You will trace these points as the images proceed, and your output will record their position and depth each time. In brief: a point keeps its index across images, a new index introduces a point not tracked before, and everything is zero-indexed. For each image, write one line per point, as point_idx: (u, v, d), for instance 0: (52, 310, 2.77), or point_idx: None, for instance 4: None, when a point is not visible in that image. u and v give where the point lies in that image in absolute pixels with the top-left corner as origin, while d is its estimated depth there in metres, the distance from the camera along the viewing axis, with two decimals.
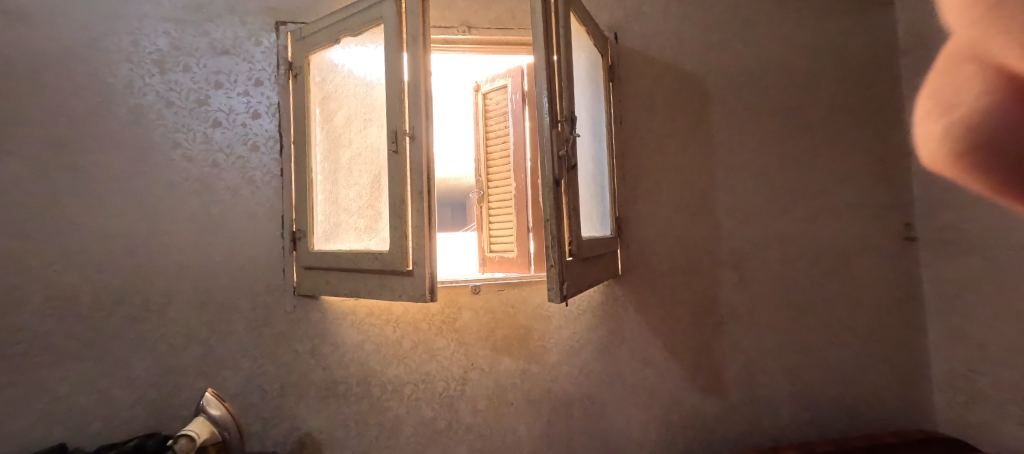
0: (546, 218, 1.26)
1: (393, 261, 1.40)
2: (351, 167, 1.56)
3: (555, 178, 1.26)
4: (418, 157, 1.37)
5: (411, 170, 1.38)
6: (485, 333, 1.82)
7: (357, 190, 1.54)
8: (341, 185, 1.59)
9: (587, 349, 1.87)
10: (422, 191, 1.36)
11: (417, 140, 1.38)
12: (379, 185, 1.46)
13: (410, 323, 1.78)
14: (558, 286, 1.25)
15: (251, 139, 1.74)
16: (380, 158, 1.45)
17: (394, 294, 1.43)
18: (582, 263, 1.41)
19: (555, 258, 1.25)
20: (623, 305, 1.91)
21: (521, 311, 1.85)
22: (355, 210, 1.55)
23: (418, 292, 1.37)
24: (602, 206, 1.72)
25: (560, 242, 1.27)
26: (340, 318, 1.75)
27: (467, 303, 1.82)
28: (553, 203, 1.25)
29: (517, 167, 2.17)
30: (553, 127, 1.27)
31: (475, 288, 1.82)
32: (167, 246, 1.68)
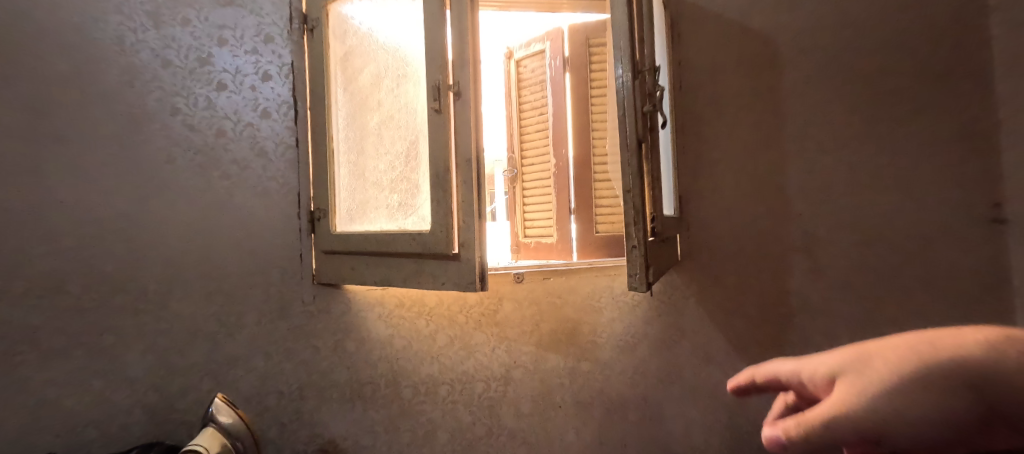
0: (628, 190, 1.04)
1: (436, 243, 1.17)
2: (381, 134, 1.32)
3: (640, 140, 1.03)
4: (465, 118, 1.14)
5: (456, 134, 1.16)
6: (529, 327, 1.60)
7: (389, 160, 1.31)
8: (370, 157, 1.36)
9: (642, 345, 1.66)
10: (469, 158, 1.14)
11: (463, 98, 1.15)
12: (417, 155, 1.23)
13: (445, 316, 1.56)
14: (643, 272, 1.03)
15: (261, 105, 1.51)
16: (418, 122, 1.22)
17: (435, 283, 1.21)
18: (659, 247, 1.19)
19: (638, 238, 1.03)
20: (682, 296, 1.68)
21: (569, 302, 1.63)
22: (387, 186, 1.32)
23: (465, 282, 1.15)
24: (666, 184, 1.49)
25: (644, 219, 1.05)
26: (366, 310, 1.53)
27: (509, 293, 1.60)
28: (636, 171, 1.03)
29: (557, 141, 1.95)
30: (634, 78, 1.03)
31: (517, 277, 1.57)
32: (167, 227, 1.46)
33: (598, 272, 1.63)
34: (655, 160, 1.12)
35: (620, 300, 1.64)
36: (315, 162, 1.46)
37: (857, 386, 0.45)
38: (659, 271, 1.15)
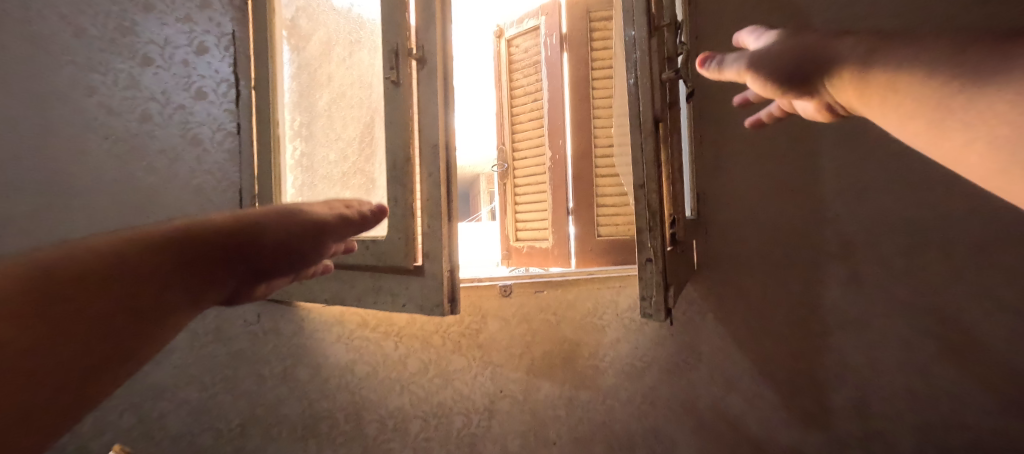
0: (641, 185, 0.79)
1: (395, 254, 0.93)
2: (333, 116, 1.10)
3: (657, 119, 0.79)
4: (429, 93, 0.89)
5: (419, 113, 0.91)
6: (518, 349, 1.35)
7: (341, 147, 1.08)
8: (321, 146, 1.13)
9: (652, 370, 1.40)
10: (435, 144, 0.89)
11: (428, 66, 0.90)
12: (375, 140, 1.00)
13: (418, 337, 1.31)
14: (661, 294, 0.78)
15: (194, 83, 1.25)
16: (375, 99, 1.00)
17: (393, 304, 0.96)
18: (677, 259, 0.94)
19: (655, 250, 0.78)
20: (700, 313, 1.42)
21: (566, 320, 1.38)
22: (339, 181, 1.09)
23: (429, 305, 0.90)
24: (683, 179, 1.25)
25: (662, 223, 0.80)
26: (322, 331, 1.28)
27: (494, 309, 1.35)
28: (653, 159, 0.78)
29: (553, 132, 1.70)
30: (651, 38, 0.78)
31: (504, 290, 1.35)
32: (75, 231, 1.18)
33: (598, 283, 1.39)
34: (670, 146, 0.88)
35: (627, 318, 1.38)
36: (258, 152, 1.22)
37: (797, 44, 0.58)
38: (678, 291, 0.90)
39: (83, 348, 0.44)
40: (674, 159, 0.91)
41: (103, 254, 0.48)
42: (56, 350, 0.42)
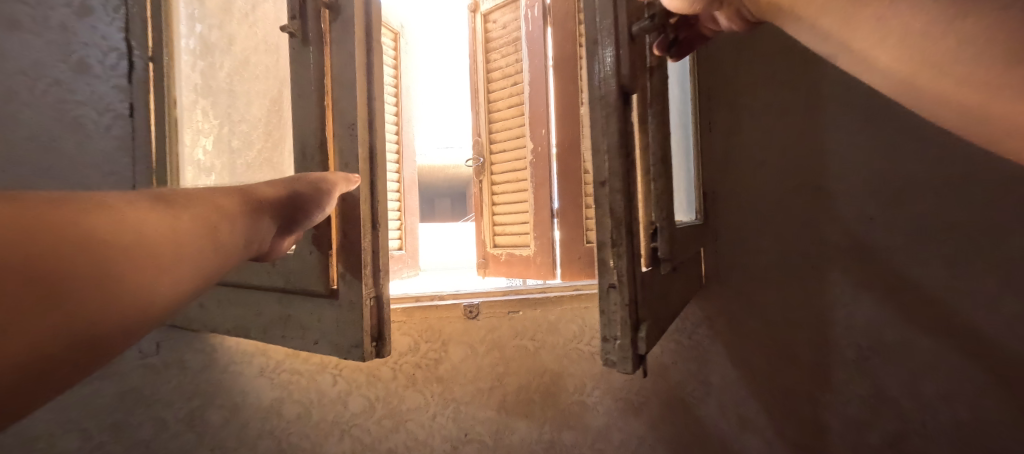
0: (602, 182, 0.61)
1: (303, 274, 0.73)
2: (236, 91, 0.91)
3: (624, 95, 0.61)
4: (343, 54, 0.68)
5: (332, 80, 0.70)
6: (487, 384, 1.10)
7: (244, 131, 0.90)
8: (221, 129, 0.93)
9: (650, 405, 1.16)
10: (352, 122, 0.68)
11: (344, 19, 0.69)
12: (279, 123, 0.81)
13: (361, 369, 1.06)
14: (630, 335, 0.60)
15: (76, 54, 0.99)
16: (280, 72, 0.80)
17: (303, 342, 0.74)
18: (663, 279, 0.75)
19: (623, 268, 0.60)
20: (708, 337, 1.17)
21: (547, 347, 1.13)
22: (239, 170, 0.89)
23: (344, 349, 0.69)
24: (681, 174, 1.04)
25: (634, 236, 0.62)
26: (240, 363, 1.03)
27: (457, 334, 1.10)
28: (619, 148, 0.59)
29: (533, 119, 1.46)
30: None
31: (470, 312, 1.11)
32: None
33: (586, 303, 1.14)
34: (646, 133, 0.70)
35: None
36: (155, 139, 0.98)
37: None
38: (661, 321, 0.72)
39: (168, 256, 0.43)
40: (651, 150, 0.73)
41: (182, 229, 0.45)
42: (108, 276, 0.37)
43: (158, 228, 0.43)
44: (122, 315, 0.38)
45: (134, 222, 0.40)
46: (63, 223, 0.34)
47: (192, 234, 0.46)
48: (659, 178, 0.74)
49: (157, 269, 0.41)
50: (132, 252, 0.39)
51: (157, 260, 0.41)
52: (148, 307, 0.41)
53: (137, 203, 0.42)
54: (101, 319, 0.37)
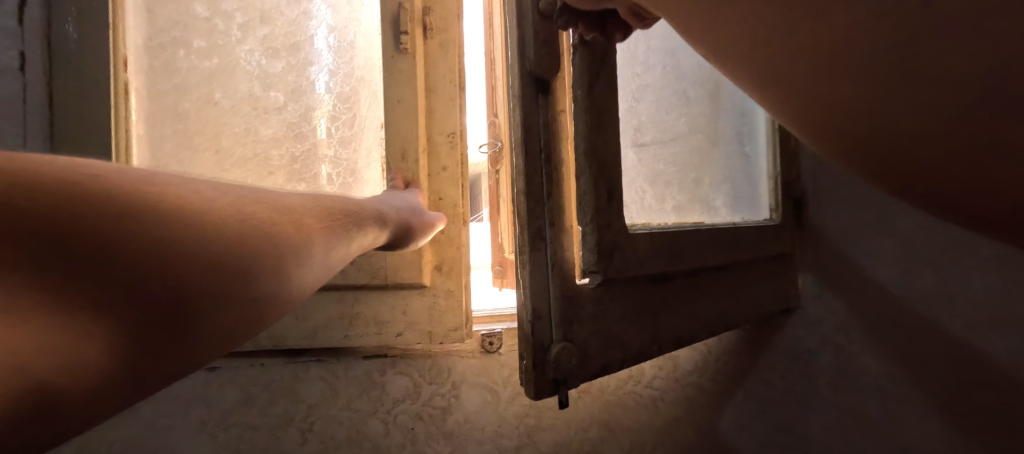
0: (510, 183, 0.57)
1: (394, 268, 0.69)
2: (268, 74, 0.74)
3: (534, 79, 0.55)
4: (445, 70, 0.76)
5: (427, 91, 0.75)
6: (513, 440, 0.81)
7: (280, 122, 0.75)
8: (245, 110, 0.73)
9: None
10: (452, 132, 0.76)
11: (445, 38, 0.77)
12: (355, 118, 0.77)
13: (339, 422, 0.77)
14: (533, 355, 0.53)
15: None
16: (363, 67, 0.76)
17: (381, 336, 0.71)
18: (628, 297, 0.61)
19: (527, 279, 0.54)
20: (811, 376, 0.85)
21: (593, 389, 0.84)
22: (288, 164, 0.75)
23: (443, 330, 0.72)
24: (731, 157, 0.90)
25: (548, 242, 0.56)
26: (171, 415, 0.73)
27: (473, 375, 0.80)
28: (523, 144, 0.54)
29: None
30: None
31: (490, 344, 0.80)
32: None
33: None
34: (593, 117, 0.59)
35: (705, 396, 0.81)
36: (66, 103, 0.66)
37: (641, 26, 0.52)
38: (616, 346, 0.59)
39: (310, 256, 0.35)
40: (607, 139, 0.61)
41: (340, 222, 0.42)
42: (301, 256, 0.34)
43: (263, 216, 0.32)
44: (231, 309, 0.28)
45: (230, 205, 0.31)
46: (134, 199, 0.26)
47: (299, 226, 0.35)
48: (611, 173, 0.61)
49: (265, 261, 0.31)
50: (232, 235, 0.29)
51: (263, 251, 0.31)
52: (257, 308, 0.30)
53: (275, 196, 0.35)
54: (207, 318, 0.27)
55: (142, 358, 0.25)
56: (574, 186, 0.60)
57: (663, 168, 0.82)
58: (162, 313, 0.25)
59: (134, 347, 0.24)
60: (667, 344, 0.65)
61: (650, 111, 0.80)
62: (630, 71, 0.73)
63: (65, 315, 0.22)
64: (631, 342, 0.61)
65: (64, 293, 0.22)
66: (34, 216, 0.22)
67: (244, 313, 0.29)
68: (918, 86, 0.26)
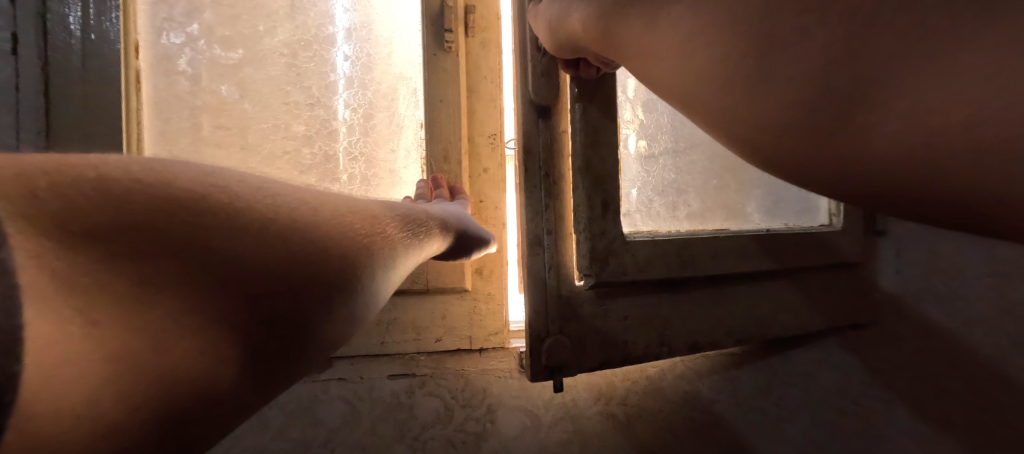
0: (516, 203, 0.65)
1: (436, 273, 0.74)
2: (296, 65, 0.67)
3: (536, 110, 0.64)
4: (483, 67, 0.73)
5: (468, 90, 0.71)
6: None
7: (311, 117, 0.68)
8: (271, 104, 0.67)
9: None
10: (493, 133, 0.73)
11: (485, 35, 0.73)
12: (390, 116, 0.70)
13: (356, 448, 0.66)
14: (530, 345, 0.64)
15: None
16: (395, 60, 0.71)
17: (420, 341, 0.75)
18: (626, 300, 0.69)
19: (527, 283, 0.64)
20: (883, 400, 0.80)
21: (644, 412, 0.74)
22: (321, 163, 0.68)
23: (483, 337, 0.77)
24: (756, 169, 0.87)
25: (547, 250, 0.65)
26: None
27: (509, 395, 0.72)
28: (524, 164, 0.64)
29: None
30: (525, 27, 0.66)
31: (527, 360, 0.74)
32: None
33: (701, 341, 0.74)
34: (590, 134, 0.66)
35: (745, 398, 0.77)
36: (67, 98, 0.61)
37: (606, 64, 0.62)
38: (612, 344, 0.68)
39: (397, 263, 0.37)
40: (601, 153, 0.67)
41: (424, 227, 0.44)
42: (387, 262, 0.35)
43: (346, 214, 0.33)
44: (327, 303, 0.29)
45: (321, 205, 0.32)
46: (245, 202, 0.27)
47: (379, 225, 0.36)
48: (611, 186, 0.68)
49: (352, 257, 0.31)
50: (322, 234, 0.29)
51: (346, 244, 0.31)
52: (348, 305, 0.30)
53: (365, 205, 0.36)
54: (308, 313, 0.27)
55: (255, 354, 0.25)
56: (569, 201, 0.68)
57: (678, 179, 0.80)
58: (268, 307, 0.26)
59: (246, 342, 0.25)
60: (678, 349, 0.72)
61: (666, 121, 0.79)
62: (636, 86, 0.75)
63: (185, 310, 0.23)
64: (636, 341, 0.69)
65: (189, 289, 0.23)
66: (169, 219, 0.23)
67: (338, 306, 0.30)
68: (782, 84, 0.32)
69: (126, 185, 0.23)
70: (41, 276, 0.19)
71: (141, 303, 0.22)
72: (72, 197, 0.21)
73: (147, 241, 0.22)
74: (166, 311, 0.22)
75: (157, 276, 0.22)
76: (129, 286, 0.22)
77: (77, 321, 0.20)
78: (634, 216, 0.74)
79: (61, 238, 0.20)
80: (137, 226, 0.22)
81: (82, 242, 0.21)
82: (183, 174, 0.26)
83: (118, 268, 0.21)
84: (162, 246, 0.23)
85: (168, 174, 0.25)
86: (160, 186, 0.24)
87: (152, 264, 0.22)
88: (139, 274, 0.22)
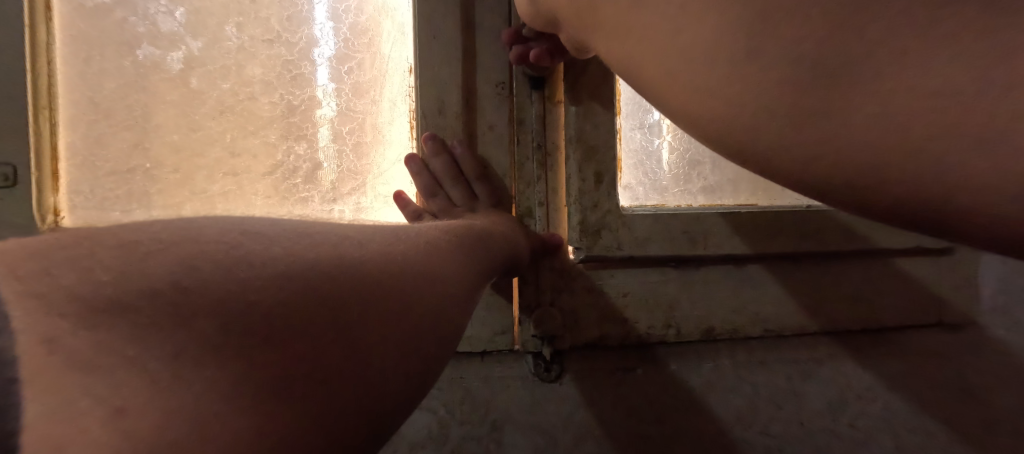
0: (503, 175, 0.56)
1: None
2: None
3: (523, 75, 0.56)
4: None
5: (468, 23, 0.55)
6: None
7: (267, 59, 0.53)
8: (219, 39, 0.53)
9: None
10: (502, 81, 0.56)
11: None
12: (373, 57, 0.56)
13: None
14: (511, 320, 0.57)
15: None
16: None
17: None
18: (634, 279, 0.58)
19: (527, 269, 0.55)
20: (987, 423, 0.63)
21: (685, 435, 0.59)
22: (282, 116, 0.54)
23: (484, 339, 0.56)
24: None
25: (534, 220, 0.56)
26: None
27: (518, 411, 0.57)
28: (513, 135, 0.56)
29: None
30: None
31: (544, 369, 0.57)
32: None
33: (733, 336, 0.60)
34: (582, 103, 0.55)
35: (799, 412, 0.61)
36: None
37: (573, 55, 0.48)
38: (612, 322, 0.57)
39: (460, 279, 0.32)
40: (596, 120, 0.55)
41: (477, 241, 0.41)
42: (450, 280, 0.31)
43: (400, 244, 0.29)
44: (417, 342, 0.25)
45: (373, 237, 0.28)
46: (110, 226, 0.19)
47: (436, 248, 0.33)
48: (612, 156, 0.55)
49: (422, 287, 0.27)
50: (387, 268, 0.26)
51: (408, 269, 0.27)
52: (433, 339, 0.26)
53: (406, 232, 0.32)
54: (394, 351, 0.23)
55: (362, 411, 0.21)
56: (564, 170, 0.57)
57: (692, 148, 0.59)
58: (351, 353, 0.21)
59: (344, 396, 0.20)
60: (689, 334, 0.59)
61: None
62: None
63: (244, 375, 0.18)
64: (638, 320, 0.57)
65: (251, 353, 0.18)
66: (197, 278, 0.18)
67: (429, 345, 0.26)
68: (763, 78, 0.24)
69: (144, 250, 0.19)
70: (51, 363, 0.15)
71: (188, 376, 0.17)
72: (90, 275, 0.17)
73: (180, 310, 0.17)
74: (217, 378, 0.17)
75: (204, 342, 0.17)
76: (160, 362, 0.16)
77: (96, 414, 0.14)
78: (636, 189, 0.58)
79: (82, 317, 0.16)
80: (163, 294, 0.17)
81: (104, 318, 0.16)
82: (206, 235, 0.20)
83: (150, 341, 0.17)
84: (203, 305, 0.18)
85: (187, 235, 0.20)
86: (177, 252, 0.19)
87: (198, 329, 0.17)
88: (174, 347, 0.17)
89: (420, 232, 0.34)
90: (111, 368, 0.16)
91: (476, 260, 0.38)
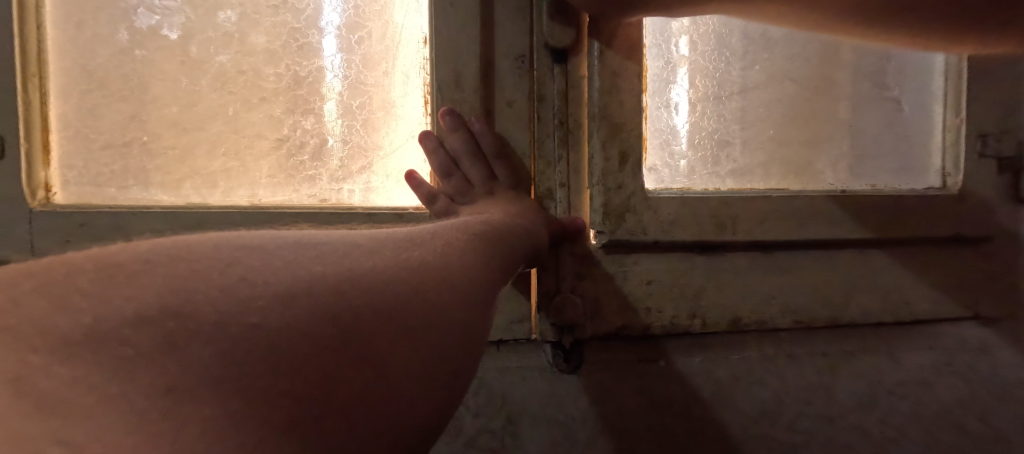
0: (523, 153, 0.53)
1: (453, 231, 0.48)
2: None
3: (544, 46, 0.52)
4: None
5: None
6: None
7: (272, 26, 0.50)
8: (221, 5, 0.49)
9: None
10: (522, 54, 0.52)
11: None
12: (384, 27, 0.52)
13: None
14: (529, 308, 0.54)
15: None
16: None
17: None
18: (661, 265, 0.55)
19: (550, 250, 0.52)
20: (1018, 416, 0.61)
21: (709, 430, 0.57)
22: (288, 88, 0.51)
23: (501, 328, 0.53)
24: (840, 111, 0.59)
25: (555, 202, 0.53)
26: None
27: (535, 405, 0.54)
28: (534, 111, 0.53)
29: None
30: None
31: (564, 359, 0.54)
32: None
33: (763, 325, 0.57)
34: (608, 77, 0.51)
35: (826, 408, 0.59)
36: None
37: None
38: (635, 311, 0.54)
39: (481, 273, 0.31)
40: (622, 97, 0.51)
41: (496, 231, 0.39)
42: (470, 275, 0.29)
43: (414, 246, 0.28)
44: (437, 348, 0.24)
45: (388, 240, 0.27)
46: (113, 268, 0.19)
47: (455, 244, 0.31)
48: (638, 135, 0.52)
49: (439, 289, 0.25)
50: (399, 273, 0.24)
51: (423, 271, 0.26)
52: (454, 338, 0.25)
53: (422, 231, 0.31)
54: (409, 362, 0.22)
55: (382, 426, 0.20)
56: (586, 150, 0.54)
57: (721, 128, 0.56)
58: (366, 373, 0.20)
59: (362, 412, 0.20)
60: (716, 324, 0.56)
61: (703, 53, 0.55)
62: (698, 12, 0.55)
63: (243, 404, 0.16)
64: (661, 309, 0.55)
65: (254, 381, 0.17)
66: (189, 301, 0.18)
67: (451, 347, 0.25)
68: None
69: (125, 273, 0.19)
70: (15, 403, 0.14)
71: (181, 414, 0.15)
72: (71, 306, 0.17)
73: (168, 339, 0.17)
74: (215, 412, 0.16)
75: (201, 377, 0.16)
76: (149, 400, 0.15)
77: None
78: (661, 172, 0.55)
79: (54, 352, 0.15)
80: (152, 322, 0.17)
81: (84, 352, 0.16)
82: (200, 253, 0.20)
83: (135, 377, 0.16)
84: (195, 334, 0.17)
85: (175, 254, 0.20)
86: (163, 272, 0.19)
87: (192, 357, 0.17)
88: (167, 380, 0.16)
89: (437, 230, 0.32)
90: (91, 405, 0.15)
91: (499, 251, 0.36)
